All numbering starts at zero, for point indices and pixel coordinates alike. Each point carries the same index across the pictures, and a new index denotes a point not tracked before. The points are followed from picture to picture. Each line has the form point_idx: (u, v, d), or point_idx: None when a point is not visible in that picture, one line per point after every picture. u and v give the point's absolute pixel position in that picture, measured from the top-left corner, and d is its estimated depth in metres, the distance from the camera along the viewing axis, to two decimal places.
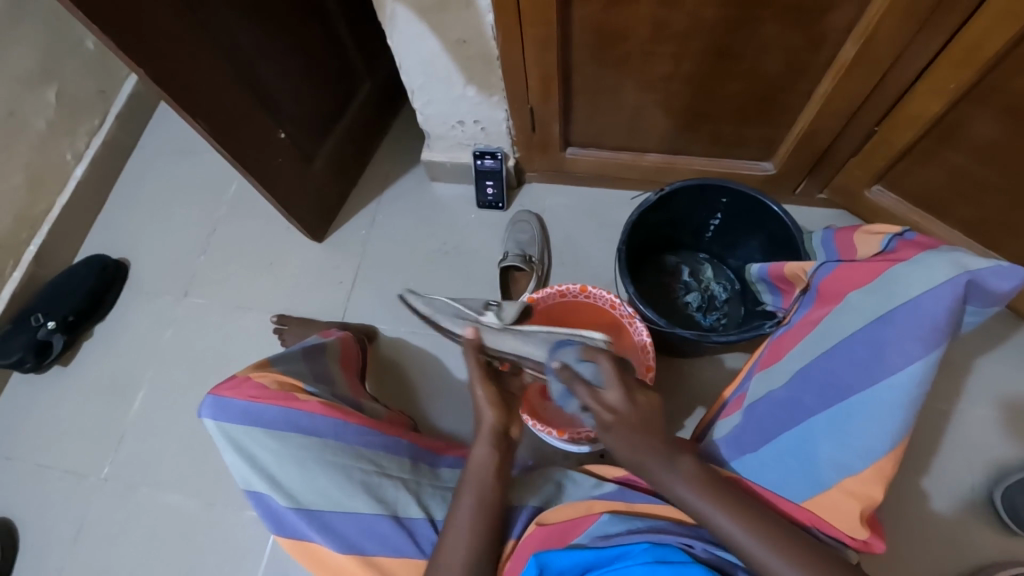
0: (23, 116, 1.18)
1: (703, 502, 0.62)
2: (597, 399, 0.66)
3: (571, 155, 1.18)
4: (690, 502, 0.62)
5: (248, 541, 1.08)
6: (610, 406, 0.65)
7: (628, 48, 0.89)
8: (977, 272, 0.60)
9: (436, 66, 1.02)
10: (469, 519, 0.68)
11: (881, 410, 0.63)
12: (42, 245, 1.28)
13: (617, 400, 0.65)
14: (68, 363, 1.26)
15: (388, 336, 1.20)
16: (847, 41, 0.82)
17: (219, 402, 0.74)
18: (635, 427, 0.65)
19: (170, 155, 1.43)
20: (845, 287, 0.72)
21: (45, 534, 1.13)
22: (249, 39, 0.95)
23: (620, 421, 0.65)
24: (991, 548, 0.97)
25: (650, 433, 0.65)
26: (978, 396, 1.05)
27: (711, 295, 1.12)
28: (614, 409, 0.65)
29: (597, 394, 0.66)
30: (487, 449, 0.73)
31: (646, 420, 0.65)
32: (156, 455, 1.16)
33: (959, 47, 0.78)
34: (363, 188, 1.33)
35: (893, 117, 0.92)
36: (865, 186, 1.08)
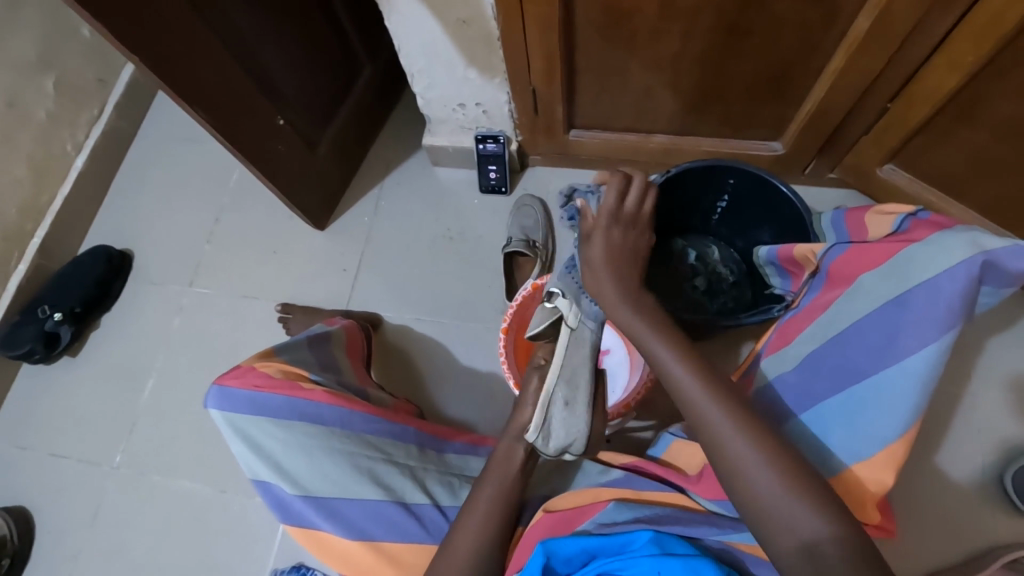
0: (22, 107, 1.17)
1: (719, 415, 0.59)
2: (612, 205, 0.74)
3: (575, 138, 1.15)
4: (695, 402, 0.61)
5: (258, 528, 1.09)
6: (635, 201, 0.75)
7: (635, 26, 0.87)
8: (994, 252, 0.59)
9: (436, 49, 1.00)
10: (489, 503, 0.72)
11: (892, 395, 0.62)
12: (46, 236, 1.28)
13: (631, 209, 0.75)
14: (76, 354, 1.27)
15: (393, 324, 1.20)
16: (861, 14, 0.80)
17: (223, 392, 0.73)
18: (623, 248, 0.73)
19: (171, 142, 1.42)
20: (857, 270, 0.70)
21: (61, 521, 1.15)
22: (246, 21, 0.93)
23: (614, 220, 0.74)
24: (1003, 532, 0.96)
25: (632, 270, 0.73)
26: (992, 379, 1.04)
27: (719, 280, 1.10)
28: (620, 211, 0.74)
29: (638, 188, 0.76)
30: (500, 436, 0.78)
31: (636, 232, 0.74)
32: (167, 442, 1.17)
33: (978, 20, 0.75)
34: (366, 174, 1.31)
35: (908, 94, 0.90)
36: (877, 165, 1.05)
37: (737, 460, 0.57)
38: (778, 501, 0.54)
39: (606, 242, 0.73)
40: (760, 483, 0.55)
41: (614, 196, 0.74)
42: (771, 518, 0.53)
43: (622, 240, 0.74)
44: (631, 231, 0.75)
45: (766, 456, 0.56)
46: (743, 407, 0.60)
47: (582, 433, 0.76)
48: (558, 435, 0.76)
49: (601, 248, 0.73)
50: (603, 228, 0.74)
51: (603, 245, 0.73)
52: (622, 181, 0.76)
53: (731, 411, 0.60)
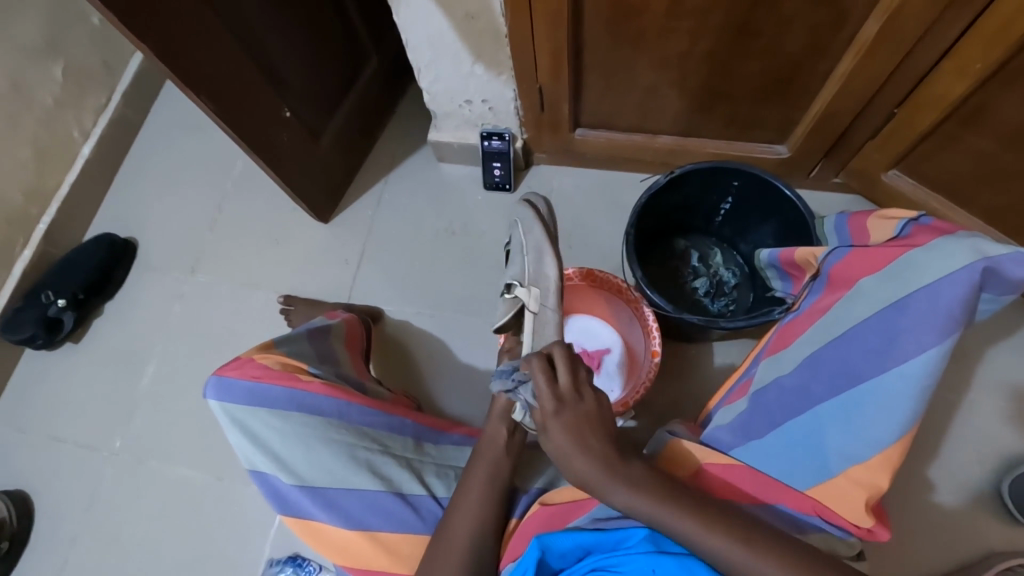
0: (29, 93, 1.18)
1: (703, 532, 0.57)
2: (550, 395, 0.65)
3: (580, 136, 1.15)
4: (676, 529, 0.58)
5: (255, 517, 1.09)
6: (565, 389, 0.66)
7: (642, 24, 0.87)
8: (994, 258, 0.58)
9: (443, 43, 1.00)
10: (485, 496, 0.72)
11: (889, 399, 0.61)
12: (50, 222, 1.29)
13: (571, 390, 0.66)
14: (78, 340, 1.27)
15: (394, 318, 1.20)
16: (869, 18, 0.80)
17: (223, 382, 0.73)
18: (586, 428, 0.64)
19: (177, 132, 1.43)
20: (858, 274, 0.71)
21: (59, 505, 1.15)
22: (254, 12, 0.94)
23: (565, 407, 0.65)
24: (998, 539, 0.96)
25: (603, 443, 0.64)
26: (991, 387, 1.04)
27: (720, 281, 1.11)
28: (562, 397, 0.65)
29: (566, 367, 0.67)
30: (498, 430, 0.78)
31: (588, 409, 0.65)
32: (166, 430, 1.18)
33: (988, 26, 0.75)
34: (370, 167, 1.32)
35: (915, 99, 0.90)
36: (882, 170, 1.05)
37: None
38: None
39: (566, 433, 0.64)
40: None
41: (546, 385, 0.65)
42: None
43: (576, 422, 0.64)
44: (584, 406, 0.66)
45: (772, 560, 0.55)
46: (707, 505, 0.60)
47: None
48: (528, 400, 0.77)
49: (571, 449, 0.63)
50: (555, 418, 0.65)
51: (566, 437, 0.64)
52: (544, 368, 0.67)
53: (713, 523, 0.58)
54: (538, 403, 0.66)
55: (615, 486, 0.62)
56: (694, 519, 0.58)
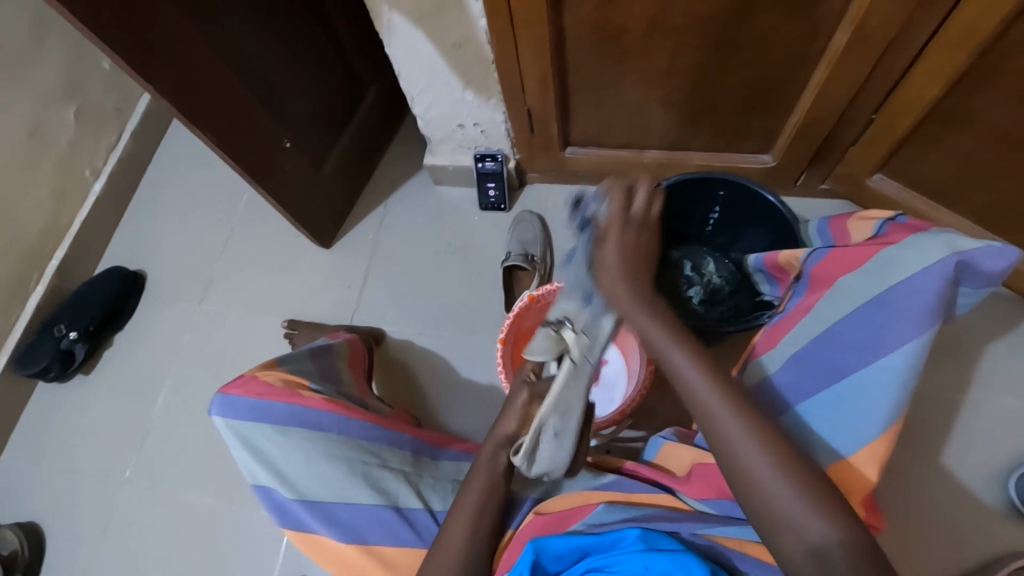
0: (44, 135, 1.24)
1: (746, 438, 0.58)
2: (620, 210, 0.75)
3: (571, 155, 1.19)
4: (713, 414, 0.60)
5: (263, 541, 1.10)
6: (638, 207, 0.76)
7: (623, 44, 0.91)
8: (968, 252, 0.61)
9: (435, 70, 1.04)
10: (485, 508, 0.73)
11: (875, 391, 0.64)
12: (64, 257, 1.33)
13: (641, 213, 0.76)
14: (90, 371, 1.30)
15: (396, 338, 1.22)
16: (840, 29, 0.83)
17: (226, 399, 0.76)
18: (635, 250, 0.74)
19: (184, 167, 1.48)
20: (838, 272, 0.72)
21: (71, 535, 1.17)
22: (255, 51, 0.99)
23: (627, 220, 0.75)
24: (1009, 539, 0.95)
25: (645, 269, 0.73)
26: (991, 384, 1.04)
27: (715, 289, 1.10)
28: (630, 216, 0.75)
29: (643, 196, 0.76)
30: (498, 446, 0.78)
31: (647, 237, 0.75)
32: (175, 457, 1.20)
33: (953, 31, 0.78)
34: (370, 193, 1.36)
35: (892, 103, 0.93)
36: (866, 175, 1.08)
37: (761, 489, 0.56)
38: (799, 518, 0.53)
39: (620, 245, 0.73)
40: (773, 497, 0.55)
41: (620, 203, 0.76)
42: (778, 520, 0.54)
43: (634, 242, 0.74)
44: (644, 233, 0.76)
45: (792, 483, 0.55)
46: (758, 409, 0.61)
47: (565, 462, 0.73)
48: (544, 462, 0.73)
49: (616, 255, 0.73)
50: (618, 228, 0.74)
51: (617, 251, 0.73)
52: (625, 191, 0.76)
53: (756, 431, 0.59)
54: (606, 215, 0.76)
55: (656, 336, 0.68)
56: (743, 421, 0.59)
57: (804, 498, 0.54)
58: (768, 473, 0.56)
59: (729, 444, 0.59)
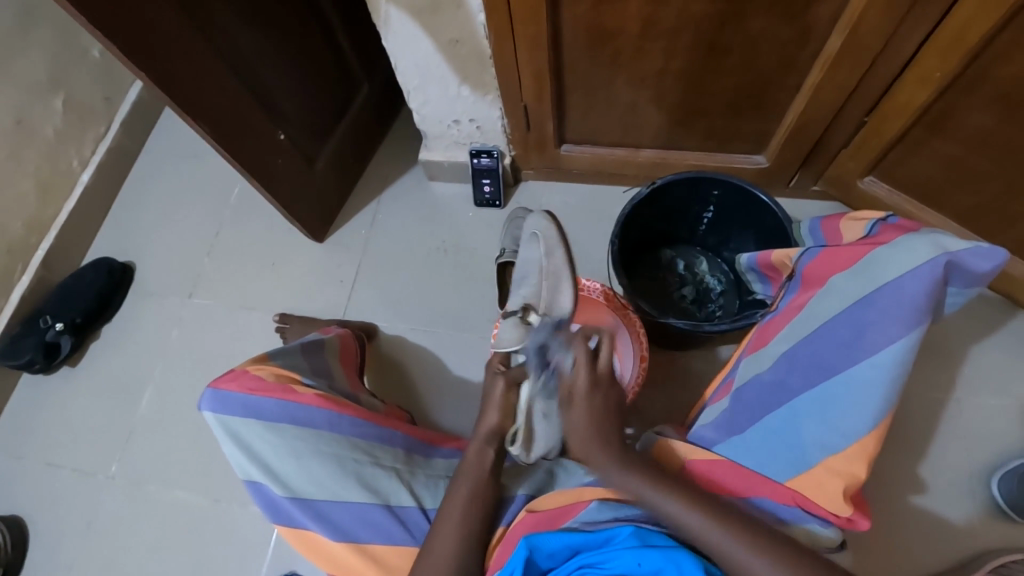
0: (30, 124, 1.22)
1: (732, 543, 0.60)
2: (586, 370, 0.75)
3: (566, 152, 1.19)
4: (695, 528, 0.62)
5: (252, 537, 1.10)
6: (601, 369, 0.76)
7: (618, 45, 0.91)
8: (957, 253, 0.62)
9: (430, 66, 1.04)
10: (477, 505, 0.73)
11: (862, 389, 0.65)
12: (50, 248, 1.31)
13: (606, 370, 0.77)
14: (76, 365, 1.29)
15: (388, 334, 1.22)
16: (834, 33, 0.84)
17: (218, 395, 0.75)
18: (604, 418, 0.75)
19: (174, 158, 1.46)
20: (829, 271, 0.73)
21: (55, 531, 1.15)
22: (248, 42, 0.98)
23: (596, 390, 0.75)
24: (991, 537, 0.97)
25: (613, 428, 0.74)
26: (976, 386, 1.05)
27: (706, 288, 1.13)
28: (597, 376, 0.76)
29: (605, 349, 0.76)
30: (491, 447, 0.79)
31: (613, 397, 0.76)
32: (163, 452, 1.18)
33: (944, 36, 0.79)
34: (363, 188, 1.35)
35: (883, 107, 0.93)
36: (857, 178, 1.09)
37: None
38: None
39: (587, 415, 0.74)
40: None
41: (584, 358, 0.75)
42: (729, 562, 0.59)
43: (598, 409, 0.75)
44: (608, 393, 0.77)
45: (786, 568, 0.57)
46: (735, 513, 0.63)
47: (558, 443, 0.82)
48: (541, 444, 0.81)
49: (584, 416, 0.74)
50: (585, 396, 0.75)
51: (586, 420, 0.74)
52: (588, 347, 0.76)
53: (738, 531, 0.60)
54: (572, 376, 0.76)
55: (632, 483, 0.68)
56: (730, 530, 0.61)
57: (744, 540, 0.60)
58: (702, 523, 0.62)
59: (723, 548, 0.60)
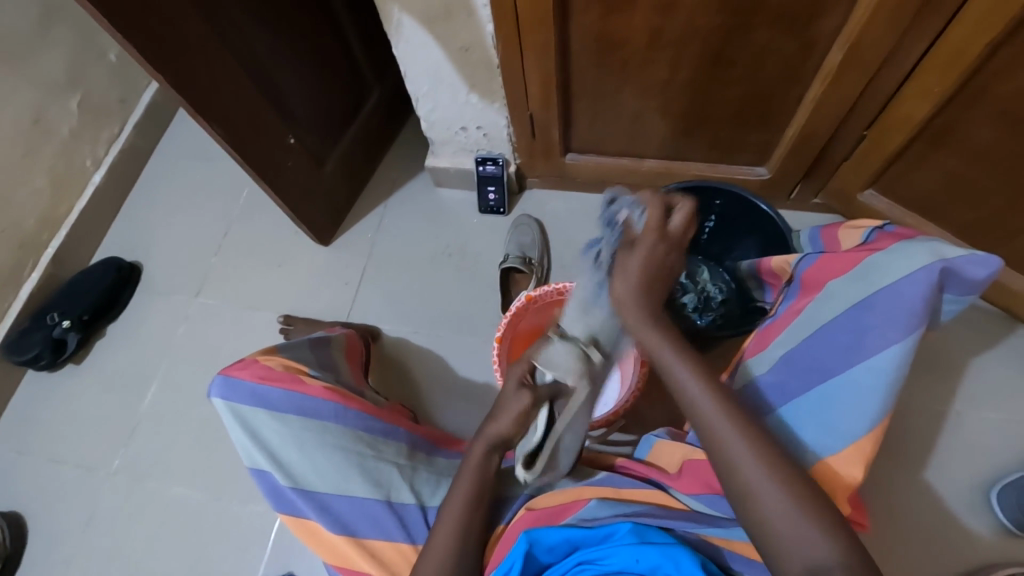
0: (47, 123, 1.24)
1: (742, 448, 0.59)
2: (655, 228, 0.69)
3: (571, 161, 1.21)
4: (715, 427, 0.61)
5: (250, 536, 1.10)
6: (671, 232, 0.69)
7: (624, 55, 0.93)
8: (952, 260, 0.63)
9: (440, 73, 1.06)
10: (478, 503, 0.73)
11: (859, 392, 0.66)
12: (60, 246, 1.33)
13: (676, 233, 0.70)
14: (81, 361, 1.30)
15: (391, 336, 1.23)
16: (835, 46, 0.86)
17: (228, 381, 0.76)
18: (660, 266, 0.69)
19: (185, 160, 1.49)
20: (827, 276, 0.74)
21: (54, 526, 1.15)
22: (263, 46, 1.00)
23: (659, 239, 0.69)
24: (991, 550, 0.96)
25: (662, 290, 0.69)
26: (975, 398, 1.06)
27: (707, 297, 1.09)
28: (664, 234, 0.69)
29: (681, 213, 0.70)
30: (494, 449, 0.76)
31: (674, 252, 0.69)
32: (164, 450, 1.19)
33: (943, 52, 0.81)
34: (371, 193, 1.37)
35: (883, 120, 0.95)
36: (858, 190, 1.10)
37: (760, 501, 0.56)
38: (795, 527, 0.54)
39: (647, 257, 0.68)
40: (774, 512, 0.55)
41: (656, 214, 0.69)
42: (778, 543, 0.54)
43: (656, 259, 0.68)
44: (671, 253, 0.69)
45: (789, 494, 0.56)
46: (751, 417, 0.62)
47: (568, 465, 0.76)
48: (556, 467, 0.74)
49: (633, 278, 0.68)
50: (648, 241, 0.68)
51: (641, 261, 0.68)
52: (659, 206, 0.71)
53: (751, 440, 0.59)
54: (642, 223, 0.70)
55: (663, 353, 0.66)
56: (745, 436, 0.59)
57: (773, 471, 0.57)
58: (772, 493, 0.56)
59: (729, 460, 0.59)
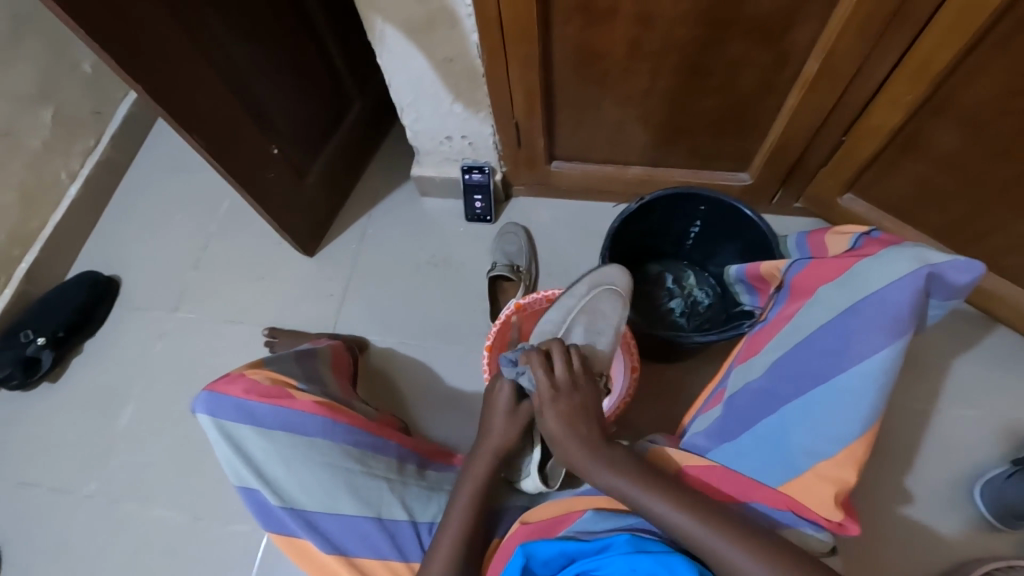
0: (17, 136, 1.21)
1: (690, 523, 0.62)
2: (548, 381, 0.76)
3: (556, 169, 1.21)
4: (655, 513, 0.64)
5: (235, 556, 1.07)
6: (562, 389, 0.76)
7: (607, 65, 0.94)
8: (938, 266, 0.64)
9: (423, 83, 1.06)
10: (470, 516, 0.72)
11: (850, 397, 0.66)
12: (33, 261, 1.29)
13: (563, 378, 0.77)
14: (56, 379, 1.26)
15: (378, 347, 1.22)
16: (810, 57, 0.88)
17: (213, 396, 0.74)
18: (578, 412, 0.75)
19: (163, 172, 1.46)
20: (815, 283, 0.76)
21: (27, 552, 1.11)
22: (242, 57, 0.99)
23: (562, 396, 0.76)
24: (976, 548, 0.98)
25: (592, 425, 0.75)
26: (956, 398, 1.08)
27: (695, 301, 1.14)
28: (557, 385, 0.76)
29: (563, 359, 0.78)
30: (489, 463, 0.77)
31: (580, 399, 0.76)
32: (144, 469, 1.16)
33: (913, 62, 0.83)
34: (354, 203, 1.36)
35: (858, 128, 0.97)
36: (837, 196, 1.12)
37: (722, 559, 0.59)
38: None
39: (559, 417, 0.75)
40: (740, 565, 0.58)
41: (545, 378, 0.76)
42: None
43: (570, 408, 0.75)
44: (586, 393, 0.77)
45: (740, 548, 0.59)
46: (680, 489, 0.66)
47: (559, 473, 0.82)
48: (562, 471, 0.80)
49: (561, 423, 0.74)
50: (551, 403, 0.76)
51: (561, 422, 0.75)
52: (544, 357, 0.79)
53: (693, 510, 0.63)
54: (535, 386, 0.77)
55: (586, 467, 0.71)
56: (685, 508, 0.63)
57: (721, 532, 0.61)
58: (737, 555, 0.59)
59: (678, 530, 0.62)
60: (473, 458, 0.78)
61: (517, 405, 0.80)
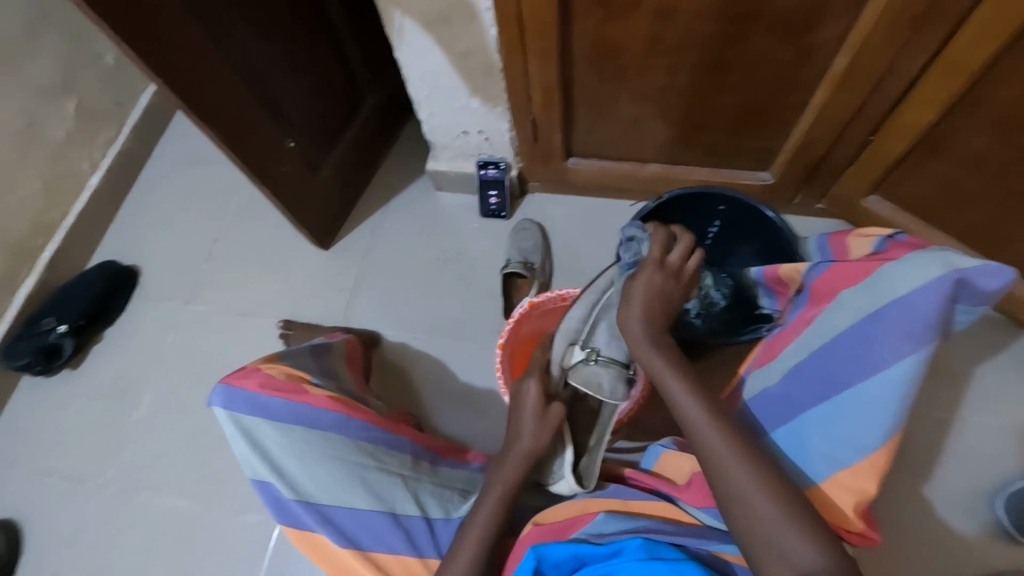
0: (42, 127, 1.23)
1: (735, 473, 0.61)
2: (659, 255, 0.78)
3: (572, 165, 1.20)
4: (707, 445, 0.64)
5: (248, 545, 1.08)
6: (669, 265, 0.78)
7: (627, 61, 0.93)
8: (966, 271, 0.62)
9: (440, 78, 1.05)
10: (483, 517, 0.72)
11: (872, 404, 0.65)
12: (56, 250, 1.32)
13: (674, 263, 0.78)
14: (77, 367, 1.28)
15: (391, 342, 1.22)
16: (838, 53, 0.85)
17: (228, 390, 0.74)
18: (664, 294, 0.76)
19: (182, 164, 1.47)
20: (838, 287, 0.74)
21: (48, 535, 1.14)
22: (261, 50, 0.99)
23: (667, 267, 0.78)
24: (996, 559, 0.96)
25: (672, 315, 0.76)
26: (979, 405, 1.05)
27: (711, 301, 1.02)
28: (668, 266, 0.78)
29: (683, 248, 0.79)
30: (518, 466, 0.76)
31: (677, 284, 0.78)
32: (161, 457, 1.18)
33: (948, 59, 0.80)
34: (369, 197, 1.36)
35: (886, 126, 0.94)
36: (861, 197, 1.10)
37: (753, 525, 0.58)
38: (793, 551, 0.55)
39: (650, 283, 0.76)
40: (775, 536, 0.57)
41: (662, 247, 0.78)
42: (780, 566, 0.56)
43: (662, 286, 0.77)
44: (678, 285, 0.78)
45: (783, 517, 0.58)
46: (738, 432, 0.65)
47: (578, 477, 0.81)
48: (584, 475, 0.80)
49: (643, 304, 0.75)
50: (653, 269, 0.77)
51: (648, 287, 0.76)
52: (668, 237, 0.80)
53: (744, 461, 0.62)
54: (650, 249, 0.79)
55: (661, 373, 0.71)
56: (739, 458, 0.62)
57: (766, 492, 0.59)
58: (772, 510, 0.58)
59: (727, 476, 0.61)
60: (501, 464, 0.77)
61: (547, 406, 0.80)
